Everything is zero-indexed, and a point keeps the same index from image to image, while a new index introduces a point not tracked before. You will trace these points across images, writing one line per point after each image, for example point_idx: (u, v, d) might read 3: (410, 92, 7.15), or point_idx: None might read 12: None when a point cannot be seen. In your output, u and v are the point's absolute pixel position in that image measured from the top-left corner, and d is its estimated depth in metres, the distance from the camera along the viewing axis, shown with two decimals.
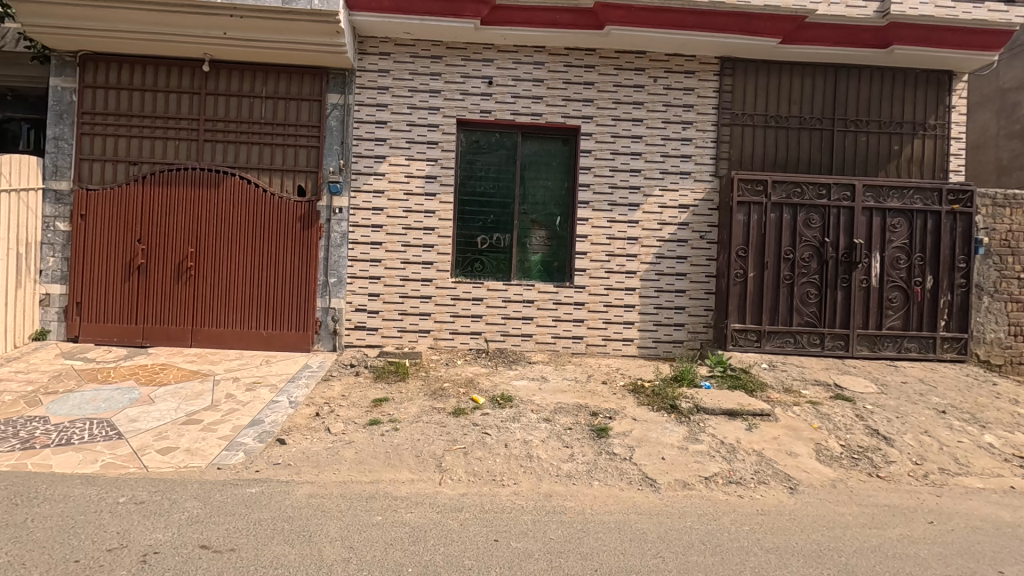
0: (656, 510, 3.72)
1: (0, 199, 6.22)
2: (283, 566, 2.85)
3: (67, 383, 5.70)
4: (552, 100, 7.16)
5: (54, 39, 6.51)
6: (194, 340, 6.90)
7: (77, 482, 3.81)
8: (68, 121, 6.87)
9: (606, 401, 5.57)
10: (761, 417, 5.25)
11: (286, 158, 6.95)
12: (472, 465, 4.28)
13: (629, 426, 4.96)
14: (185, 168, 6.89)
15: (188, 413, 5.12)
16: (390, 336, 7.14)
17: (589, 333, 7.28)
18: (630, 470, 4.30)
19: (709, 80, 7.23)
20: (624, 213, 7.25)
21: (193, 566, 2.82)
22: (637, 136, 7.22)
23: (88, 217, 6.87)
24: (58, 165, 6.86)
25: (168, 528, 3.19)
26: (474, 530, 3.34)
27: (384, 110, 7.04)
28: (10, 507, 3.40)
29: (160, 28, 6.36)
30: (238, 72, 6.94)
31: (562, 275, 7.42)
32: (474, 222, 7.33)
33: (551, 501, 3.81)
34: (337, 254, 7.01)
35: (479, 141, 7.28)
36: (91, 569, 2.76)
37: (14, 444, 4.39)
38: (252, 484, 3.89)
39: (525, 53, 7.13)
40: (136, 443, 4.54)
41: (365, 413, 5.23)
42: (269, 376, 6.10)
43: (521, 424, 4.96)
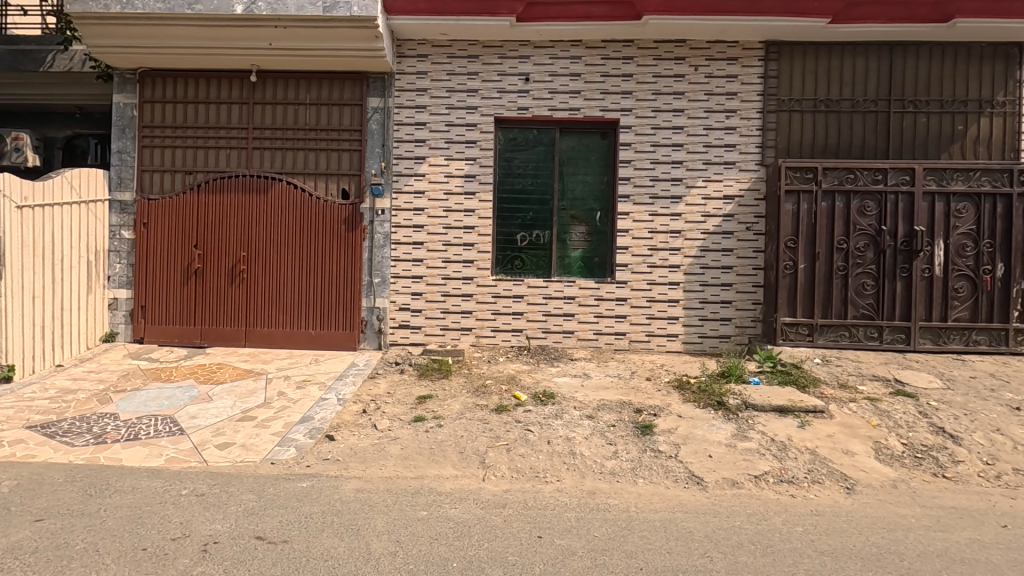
0: (703, 509, 3.63)
1: (70, 210, 6.66)
2: (333, 559, 2.94)
3: (134, 382, 6.05)
4: (590, 94, 7.09)
5: (117, 58, 6.94)
6: (248, 340, 7.20)
7: (144, 475, 4.04)
8: (130, 135, 7.28)
9: (650, 397, 5.48)
10: (814, 414, 5.05)
11: (330, 162, 7.15)
12: (515, 462, 4.29)
13: (675, 423, 4.86)
14: (236, 175, 7.17)
15: (243, 410, 5.35)
16: (433, 334, 7.24)
17: (632, 329, 7.17)
18: (676, 467, 4.22)
19: (753, 65, 6.98)
20: (666, 207, 7.10)
21: (249, 556, 2.94)
22: (678, 127, 7.05)
23: (150, 225, 7.26)
24: (123, 177, 7.29)
25: (226, 520, 3.34)
26: (518, 526, 3.35)
27: (423, 112, 7.14)
28: (85, 497, 3.65)
29: (211, 43, 6.66)
30: (283, 81, 7.18)
31: (603, 270, 7.33)
32: (513, 220, 7.34)
33: (594, 499, 3.77)
34: (380, 255, 7.16)
35: (517, 138, 7.28)
36: (157, 557, 2.92)
37: (89, 439, 4.70)
38: (304, 478, 4.03)
39: (561, 48, 7.09)
40: (197, 438, 4.78)
41: (409, 410, 5.33)
42: (318, 374, 6.30)
43: (564, 421, 4.94)
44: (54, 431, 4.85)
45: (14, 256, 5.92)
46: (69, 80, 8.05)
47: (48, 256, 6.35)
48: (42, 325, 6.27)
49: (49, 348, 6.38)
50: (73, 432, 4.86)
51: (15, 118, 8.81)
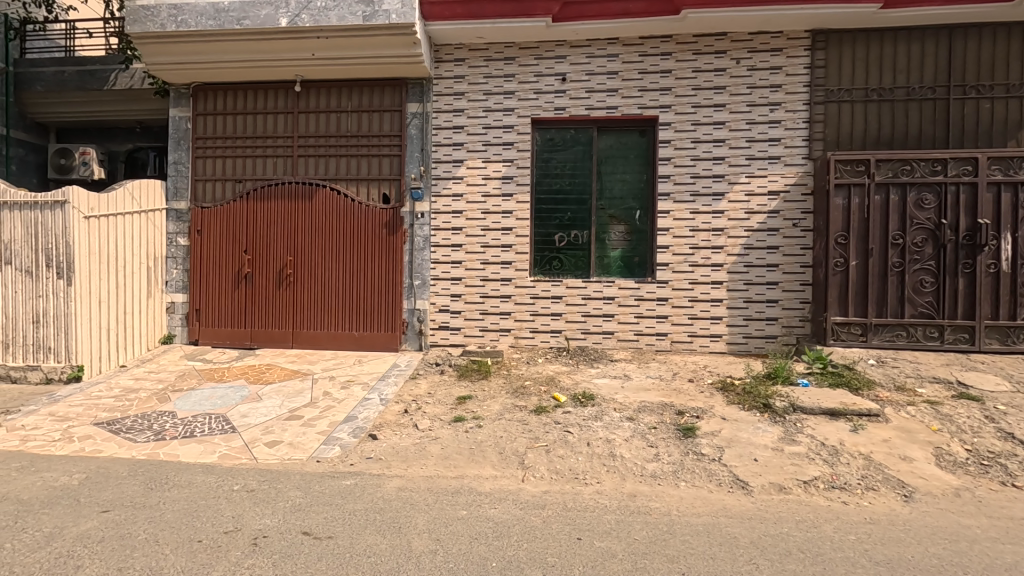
0: (749, 514, 3.53)
1: (131, 219, 7.05)
2: (375, 555, 2.99)
3: (190, 382, 6.35)
4: (627, 91, 7.01)
5: (171, 74, 7.32)
6: (295, 341, 7.45)
7: (199, 470, 4.24)
8: (185, 147, 7.65)
9: (692, 399, 5.37)
10: (867, 417, 4.83)
11: (371, 167, 7.32)
12: (554, 463, 4.28)
13: (718, 426, 4.75)
14: (282, 182, 7.43)
15: (290, 410, 5.54)
16: (472, 335, 7.30)
17: (674, 330, 7.03)
18: (720, 471, 4.11)
19: (798, 56, 6.74)
20: (707, 204, 6.94)
21: (297, 550, 3.04)
22: (719, 123, 6.88)
23: (203, 232, 7.62)
24: (178, 187, 7.66)
25: (275, 515, 3.46)
26: (557, 527, 3.34)
27: (461, 115, 7.22)
28: (147, 490, 3.86)
29: (259, 56, 6.96)
30: (326, 89, 7.40)
31: (643, 270, 7.22)
32: (551, 220, 7.32)
33: (635, 501, 3.72)
34: (420, 257, 7.28)
35: (555, 138, 7.27)
36: (211, 549, 3.06)
37: (149, 436, 4.97)
38: (348, 476, 4.14)
39: (598, 47, 7.03)
40: (248, 436, 4.98)
41: (450, 410, 5.40)
42: (361, 374, 6.45)
43: (603, 423, 4.88)
44: (118, 428, 5.14)
45: (82, 263, 6.33)
46: (130, 96, 8.53)
47: (112, 262, 6.74)
48: (107, 328, 6.68)
49: (113, 350, 6.78)
50: (135, 428, 5.15)
51: (83, 135, 9.41)
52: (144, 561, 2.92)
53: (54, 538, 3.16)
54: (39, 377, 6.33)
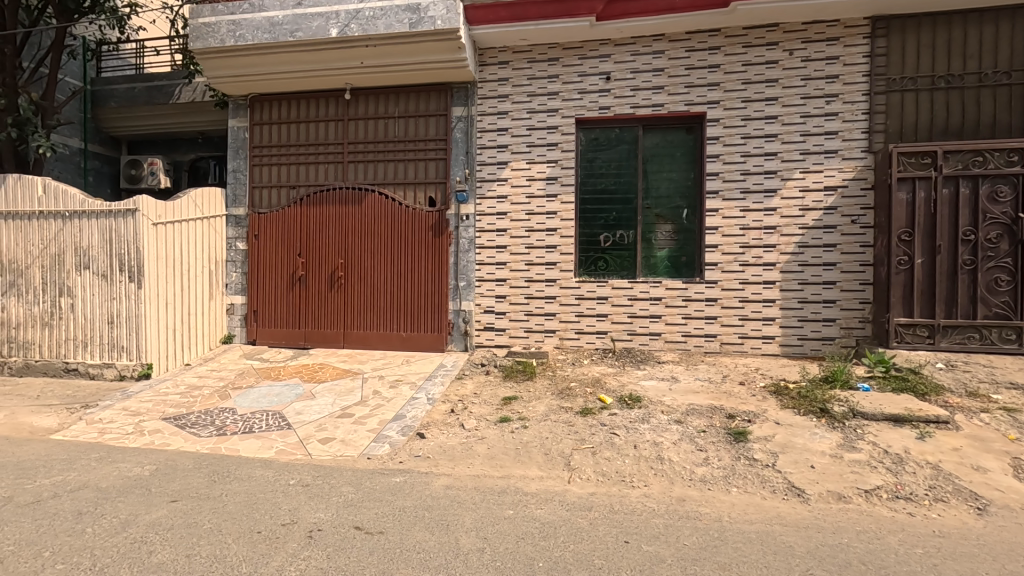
0: (805, 523, 3.40)
1: (195, 225, 7.46)
2: (425, 552, 3.05)
3: (249, 380, 6.66)
4: (673, 88, 6.88)
5: (230, 87, 7.69)
6: (346, 342, 7.68)
7: (258, 465, 4.45)
8: (243, 155, 8.02)
9: (743, 403, 5.21)
10: (935, 424, 4.57)
11: (417, 172, 7.47)
12: (600, 465, 4.25)
13: (772, 430, 4.59)
14: (333, 187, 7.67)
15: (342, 407, 5.72)
16: (517, 336, 7.32)
17: (723, 331, 6.84)
18: (774, 477, 3.97)
19: (856, 44, 6.44)
20: (759, 201, 6.72)
21: (350, 544, 3.13)
22: (770, 117, 6.66)
23: (260, 237, 7.95)
24: (237, 194, 8.03)
25: (328, 510, 3.58)
26: (604, 529, 3.31)
27: (505, 118, 7.27)
28: (211, 482, 4.08)
29: (311, 66, 7.22)
30: (374, 96, 7.59)
31: (691, 270, 7.06)
32: (596, 221, 7.27)
33: (684, 506, 3.64)
34: (465, 259, 7.37)
35: (599, 138, 7.21)
36: (271, 539, 3.19)
37: (212, 431, 5.24)
38: (397, 474, 4.24)
39: (643, 44, 6.93)
40: (303, 432, 5.18)
41: (496, 411, 5.45)
42: (409, 374, 6.59)
43: (650, 425, 4.81)
44: (184, 423, 5.45)
45: (151, 267, 6.74)
46: (192, 108, 9.00)
47: (177, 266, 7.15)
48: (173, 328, 7.08)
49: (179, 349, 7.18)
50: (200, 423, 5.44)
51: (151, 147, 10.00)
52: (210, 549, 3.07)
53: (130, 524, 3.38)
54: (113, 374, 6.77)
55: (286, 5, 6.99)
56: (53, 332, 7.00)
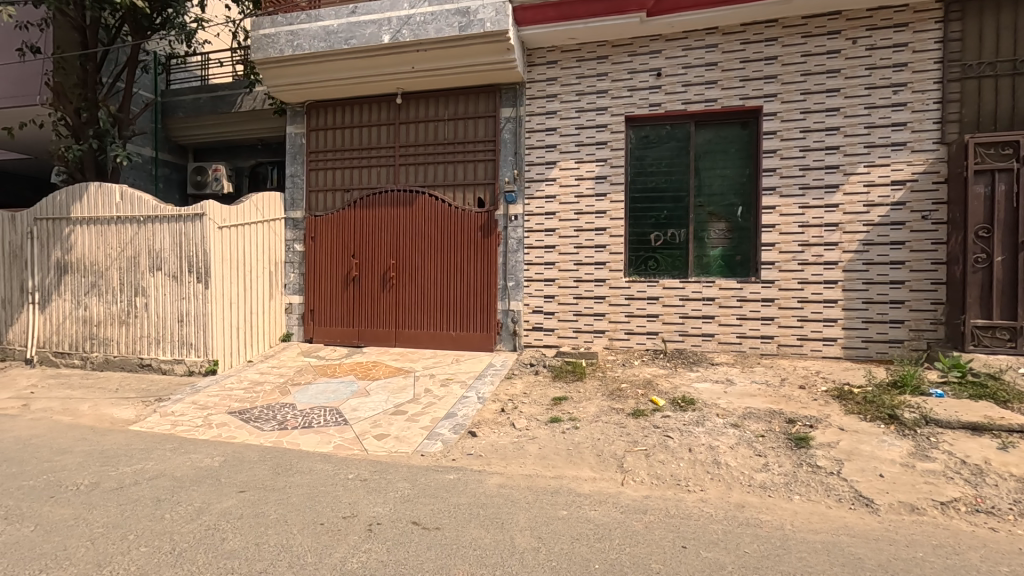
0: (875, 535, 3.24)
1: (256, 228, 7.80)
2: (481, 548, 3.09)
3: (307, 376, 6.92)
4: (728, 82, 6.69)
5: (288, 94, 8.01)
6: (397, 340, 7.85)
7: (318, 459, 4.62)
8: (300, 160, 8.32)
9: (804, 407, 5.02)
10: (1019, 434, 4.26)
11: (467, 173, 7.57)
12: (654, 468, 4.19)
13: (836, 436, 4.40)
14: (386, 190, 7.87)
15: (395, 405, 5.87)
16: (566, 336, 7.30)
17: (781, 333, 6.61)
18: (839, 486, 3.80)
19: (927, 29, 6.09)
20: (819, 197, 6.45)
21: (408, 538, 3.21)
22: (832, 109, 6.38)
23: (316, 239, 8.24)
24: (295, 198, 8.35)
25: (386, 504, 3.68)
26: (660, 533, 3.26)
27: (554, 117, 7.27)
28: (275, 474, 4.27)
29: (364, 72, 7.42)
30: (424, 100, 7.74)
31: (746, 269, 6.86)
32: (647, 219, 7.16)
33: (743, 512, 3.55)
34: (514, 259, 7.41)
35: (649, 135, 7.10)
36: (333, 530, 3.31)
37: (274, 425, 5.47)
38: (451, 471, 4.31)
39: (695, 38, 6.78)
40: (358, 428, 5.34)
41: (546, 411, 5.46)
42: (459, 373, 6.68)
43: (705, 429, 4.70)
44: (248, 417, 5.73)
45: (217, 268, 7.11)
46: (253, 116, 9.42)
47: (240, 267, 7.50)
48: (236, 326, 7.44)
49: (242, 346, 7.54)
50: (263, 418, 5.70)
51: (216, 154, 10.53)
52: (277, 538, 3.22)
53: (204, 512, 3.58)
54: (183, 369, 7.17)
55: (341, 13, 7.22)
56: (129, 330, 7.48)
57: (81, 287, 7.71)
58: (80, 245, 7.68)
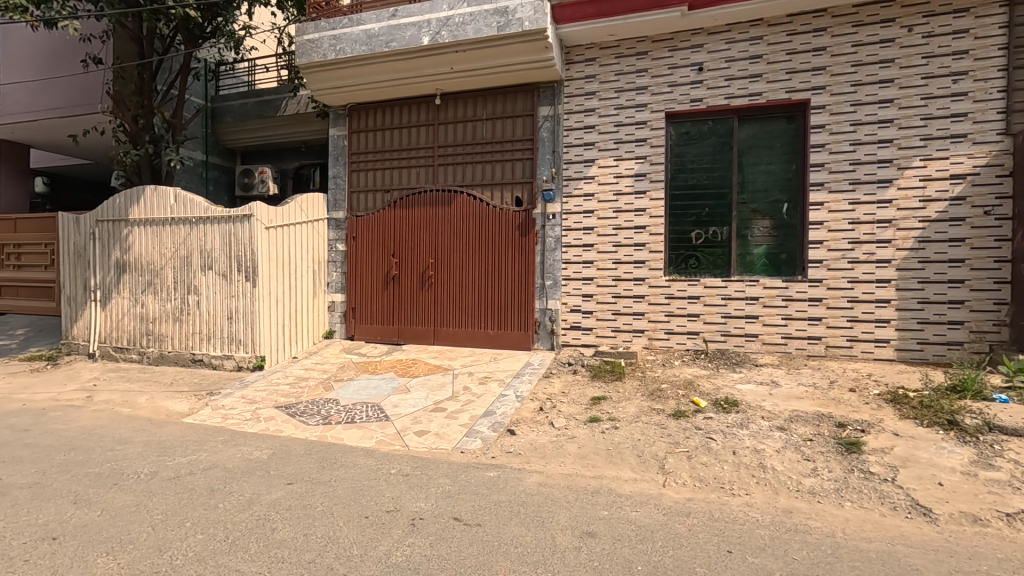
0: (934, 546, 3.09)
1: (301, 228, 8.03)
2: (522, 546, 3.10)
3: (349, 373, 7.09)
4: (773, 75, 6.51)
5: (329, 98, 8.21)
6: (436, 338, 7.94)
7: (362, 453, 4.73)
8: (342, 162, 8.52)
9: (855, 411, 4.84)
10: None
11: (504, 172, 7.59)
12: (697, 470, 4.12)
13: (890, 442, 4.23)
14: (425, 190, 7.97)
15: (435, 402, 5.95)
16: (604, 336, 7.24)
17: (829, 334, 6.38)
18: (894, 494, 3.64)
19: (990, 15, 5.79)
20: (871, 192, 6.20)
21: (450, 534, 3.25)
22: (885, 101, 6.12)
23: (358, 239, 8.41)
24: (337, 199, 8.54)
25: (428, 500, 3.73)
26: (704, 537, 3.20)
27: (592, 115, 7.21)
28: (321, 467, 4.39)
29: (403, 74, 7.54)
30: (463, 100, 7.81)
31: (792, 268, 6.66)
32: (687, 217, 7.03)
33: (791, 518, 3.44)
34: (552, 258, 7.40)
35: (690, 131, 6.97)
36: (378, 524, 3.38)
37: (319, 420, 5.63)
38: (491, 468, 4.35)
39: (739, 31, 6.62)
40: (399, 424, 5.44)
41: (585, 410, 5.43)
42: (497, 371, 6.71)
43: (750, 431, 4.59)
44: (294, 411, 5.91)
45: (264, 268, 7.36)
46: (297, 119, 9.69)
47: (285, 267, 7.74)
48: (282, 323, 7.68)
49: (287, 343, 7.78)
50: (308, 412, 5.87)
51: (262, 156, 10.88)
52: (324, 529, 3.30)
53: (255, 502, 3.71)
54: (232, 364, 7.45)
55: (382, 17, 7.35)
56: (182, 326, 7.81)
57: (138, 286, 8.10)
58: (138, 245, 8.07)
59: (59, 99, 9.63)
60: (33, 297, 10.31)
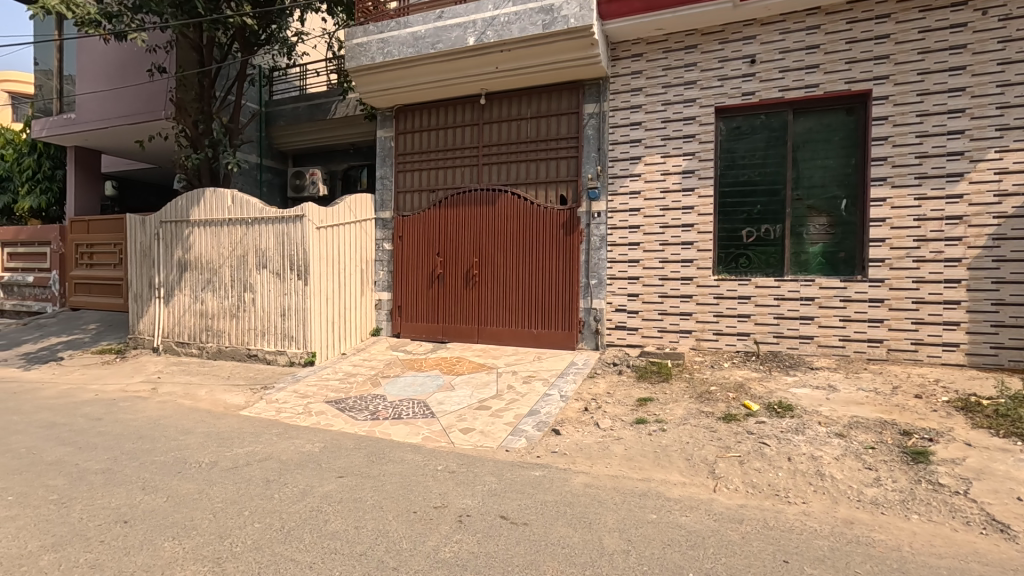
0: (1014, 565, 2.88)
1: (350, 228, 8.24)
2: (570, 547, 3.08)
3: (396, 369, 7.23)
4: (831, 66, 6.23)
5: (376, 100, 8.36)
6: (480, 337, 7.99)
7: (409, 449, 4.81)
8: (389, 163, 8.68)
9: (922, 418, 4.58)
10: None
11: (549, 171, 7.56)
12: (749, 476, 3.99)
13: (962, 453, 3.98)
14: (470, 190, 8.03)
15: (479, 400, 5.99)
16: (650, 336, 7.11)
17: (891, 336, 6.06)
18: (967, 508, 3.42)
19: None
20: (939, 187, 5.84)
21: (497, 532, 3.26)
22: (955, 89, 5.75)
23: (403, 238, 8.55)
24: (384, 199, 8.71)
25: (475, 497, 3.76)
26: (758, 545, 3.10)
27: (639, 111, 7.09)
28: (370, 461, 4.50)
29: (449, 75, 7.61)
30: (508, 99, 7.82)
31: (850, 267, 6.36)
32: (738, 214, 6.82)
33: (852, 529, 3.29)
34: (597, 257, 7.33)
35: (742, 126, 6.76)
36: (426, 519, 3.43)
37: (367, 415, 5.76)
38: (536, 467, 4.34)
39: (794, 20, 6.37)
40: (445, 421, 5.50)
41: (631, 411, 5.35)
42: (541, 371, 6.70)
43: (806, 437, 4.41)
44: (344, 406, 6.07)
45: (315, 266, 7.59)
46: (346, 122, 9.93)
47: (335, 265, 7.96)
48: (331, 321, 7.90)
49: (336, 340, 8.00)
50: (357, 408, 6.01)
51: (313, 159, 11.21)
52: (375, 523, 3.37)
53: (308, 494, 3.83)
54: (285, 360, 7.72)
55: (429, 19, 7.45)
56: (239, 322, 8.15)
57: (198, 284, 8.49)
58: (198, 245, 8.46)
59: (127, 107, 10.21)
60: (104, 294, 10.98)
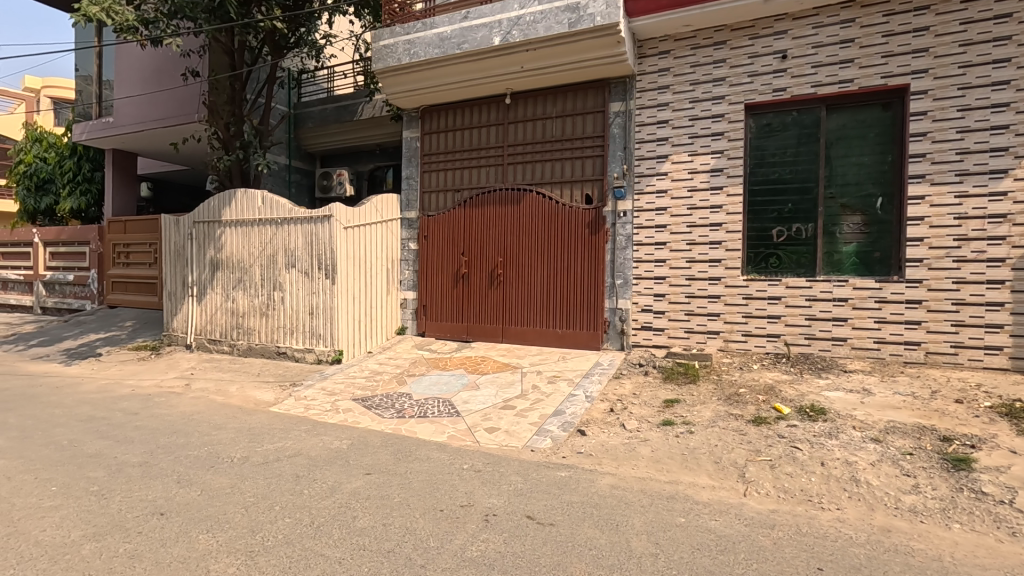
0: None
1: (376, 228, 8.33)
2: (597, 549, 3.05)
3: (421, 368, 7.28)
4: (867, 60, 6.06)
5: (402, 101, 8.43)
6: (505, 336, 7.99)
7: (434, 447, 4.83)
8: (415, 163, 8.74)
9: (963, 424, 4.42)
10: None
11: (574, 170, 7.53)
12: (781, 481, 3.90)
13: (1006, 461, 3.82)
14: (495, 189, 8.04)
15: (504, 399, 5.99)
16: (677, 337, 7.02)
17: (930, 339, 5.86)
18: (1013, 518, 3.28)
19: None
20: (982, 184, 5.63)
21: (523, 532, 3.25)
22: (999, 83, 5.54)
23: (429, 238, 8.61)
24: (410, 199, 8.78)
25: (500, 496, 3.76)
26: (791, 552, 3.03)
27: (666, 109, 7.00)
28: (396, 459, 4.53)
29: (475, 75, 7.64)
30: (533, 98, 7.81)
31: (886, 268, 6.18)
32: (768, 213, 6.68)
33: (890, 537, 3.19)
34: (622, 256, 7.27)
35: (772, 123, 6.62)
36: (452, 517, 3.44)
37: (393, 413, 5.81)
38: (562, 468, 4.32)
39: (828, 14, 6.21)
40: (470, 420, 5.52)
41: (657, 413, 5.28)
42: (566, 371, 6.67)
43: (840, 442, 4.29)
44: (370, 404, 6.14)
45: (342, 265, 7.69)
46: (372, 123, 10.04)
47: (362, 264, 8.06)
48: (358, 319, 8.00)
49: (362, 338, 8.10)
50: (383, 406, 6.07)
51: (340, 160, 11.37)
52: (402, 520, 3.40)
53: (337, 490, 3.88)
54: (313, 357, 7.84)
55: (455, 19, 7.48)
56: (268, 320, 8.31)
57: (229, 282, 8.69)
58: (229, 244, 8.65)
59: (163, 111, 10.51)
60: (140, 292, 11.31)
